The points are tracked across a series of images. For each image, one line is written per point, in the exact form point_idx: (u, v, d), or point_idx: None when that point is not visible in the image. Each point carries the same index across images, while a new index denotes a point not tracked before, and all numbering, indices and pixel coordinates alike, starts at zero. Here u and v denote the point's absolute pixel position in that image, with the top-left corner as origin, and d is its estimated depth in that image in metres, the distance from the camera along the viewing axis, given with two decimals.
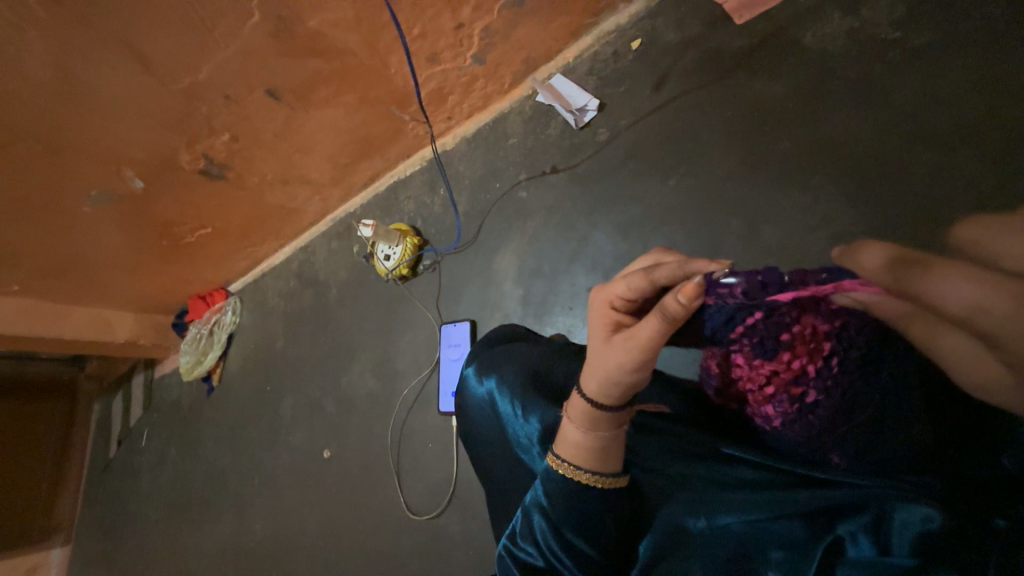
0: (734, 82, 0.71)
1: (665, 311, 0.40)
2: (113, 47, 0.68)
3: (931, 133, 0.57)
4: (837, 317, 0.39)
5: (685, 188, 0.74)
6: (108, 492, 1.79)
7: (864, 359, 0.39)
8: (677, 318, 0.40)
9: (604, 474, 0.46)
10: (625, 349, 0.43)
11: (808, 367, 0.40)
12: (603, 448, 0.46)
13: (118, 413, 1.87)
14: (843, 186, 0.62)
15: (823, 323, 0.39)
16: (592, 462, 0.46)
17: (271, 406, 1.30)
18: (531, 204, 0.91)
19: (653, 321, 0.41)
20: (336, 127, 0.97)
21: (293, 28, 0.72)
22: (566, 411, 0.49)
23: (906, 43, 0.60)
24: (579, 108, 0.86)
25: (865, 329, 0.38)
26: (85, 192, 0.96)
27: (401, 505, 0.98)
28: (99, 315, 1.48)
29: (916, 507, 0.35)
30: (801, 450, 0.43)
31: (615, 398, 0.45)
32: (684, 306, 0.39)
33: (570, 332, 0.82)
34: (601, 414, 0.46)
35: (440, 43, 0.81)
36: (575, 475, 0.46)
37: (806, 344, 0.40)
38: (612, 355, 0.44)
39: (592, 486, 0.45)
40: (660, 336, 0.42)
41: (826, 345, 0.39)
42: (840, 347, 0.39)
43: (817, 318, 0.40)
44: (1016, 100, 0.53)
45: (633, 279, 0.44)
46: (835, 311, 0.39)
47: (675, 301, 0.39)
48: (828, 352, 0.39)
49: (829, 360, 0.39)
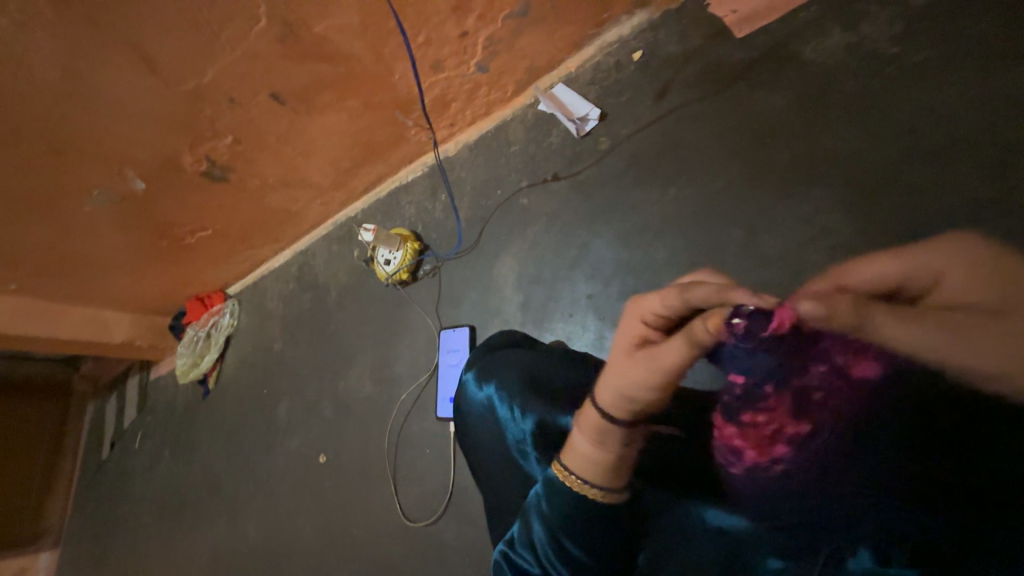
0: (734, 94, 0.72)
1: (691, 335, 0.41)
2: (120, 48, 0.69)
3: (930, 148, 0.58)
4: (806, 419, 0.40)
5: (685, 198, 0.75)
6: (99, 494, 1.77)
7: (829, 462, 0.39)
8: (703, 346, 0.41)
9: (611, 489, 0.45)
10: (646, 367, 0.44)
11: (756, 457, 0.42)
12: (613, 464, 0.45)
13: (112, 414, 1.86)
14: (841, 199, 0.62)
15: (791, 423, 0.41)
16: (597, 477, 0.46)
17: (268, 409, 1.29)
18: (532, 211, 0.92)
19: (679, 344, 0.42)
20: (339, 132, 0.97)
21: (299, 33, 0.73)
22: (576, 421, 0.49)
23: (903, 59, 0.61)
24: (580, 117, 0.87)
25: (842, 432, 0.39)
26: (87, 192, 0.96)
27: (396, 512, 0.97)
28: (96, 315, 1.47)
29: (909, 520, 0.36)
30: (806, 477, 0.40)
31: (626, 414, 0.45)
32: (711, 335, 0.41)
33: (569, 339, 0.82)
34: (611, 428, 0.46)
35: (444, 50, 0.82)
36: (580, 488, 0.45)
37: (761, 435, 0.42)
38: (631, 368, 0.45)
39: (596, 500, 0.45)
40: (682, 361, 0.43)
41: (779, 446, 0.41)
42: (797, 449, 0.41)
43: (788, 408, 0.41)
44: (1013, 118, 0.54)
45: (667, 294, 0.45)
46: (811, 398, 0.40)
47: (703, 328, 0.41)
48: (779, 452, 0.41)
49: (794, 443, 0.41)
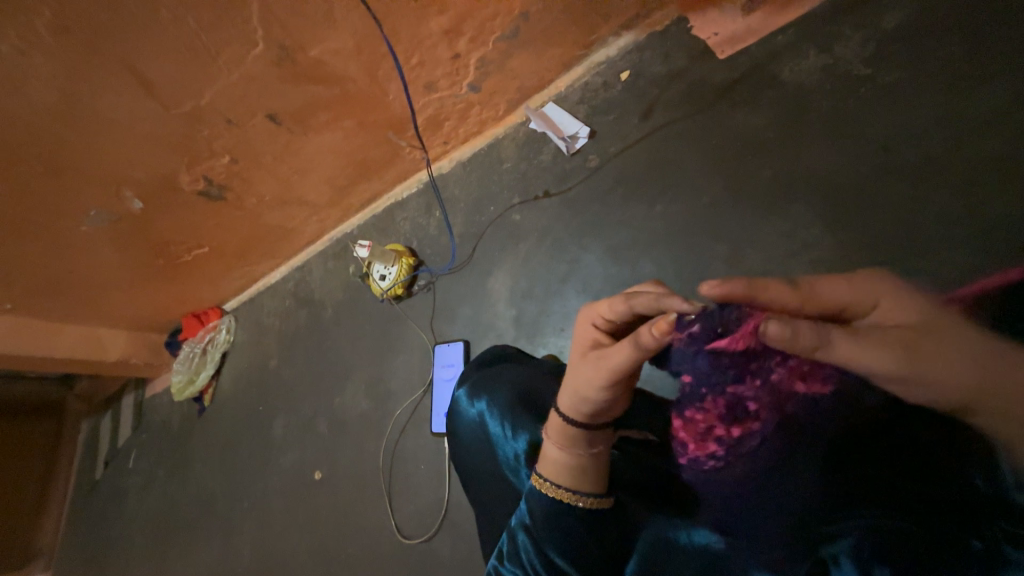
0: (717, 113, 0.74)
1: (638, 340, 0.41)
2: (119, 72, 0.71)
3: (904, 163, 0.60)
4: (746, 421, 0.41)
5: (672, 213, 0.76)
6: (93, 515, 1.74)
7: (771, 457, 0.41)
8: (650, 350, 0.41)
9: (585, 494, 0.46)
10: (597, 370, 0.45)
11: (693, 447, 0.45)
12: (581, 469, 0.47)
13: (107, 433, 1.84)
14: (821, 214, 0.64)
15: (725, 427, 0.42)
16: (570, 481, 0.47)
17: (264, 427, 1.29)
18: (525, 226, 0.93)
19: (626, 347, 0.42)
20: (334, 150, 0.99)
21: (295, 57, 0.75)
22: (545, 428, 0.50)
23: (877, 78, 0.63)
24: (570, 135, 0.89)
25: (784, 429, 0.41)
26: (85, 212, 0.98)
27: (391, 529, 0.96)
28: (92, 333, 1.47)
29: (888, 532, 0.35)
30: (768, 488, 0.41)
31: (585, 416, 0.47)
32: (657, 340, 0.40)
33: (561, 353, 0.83)
34: (574, 432, 0.47)
35: (437, 72, 0.84)
36: (556, 493, 0.47)
37: (697, 432, 0.44)
38: (583, 371, 0.46)
39: (573, 505, 0.46)
40: (630, 363, 0.43)
41: (712, 444, 0.43)
42: (733, 448, 0.42)
43: (724, 412, 0.42)
44: (974, 137, 0.56)
45: (614, 301, 0.46)
46: (751, 405, 0.41)
47: (649, 334, 0.40)
48: (711, 450, 0.44)
49: (727, 444, 0.43)
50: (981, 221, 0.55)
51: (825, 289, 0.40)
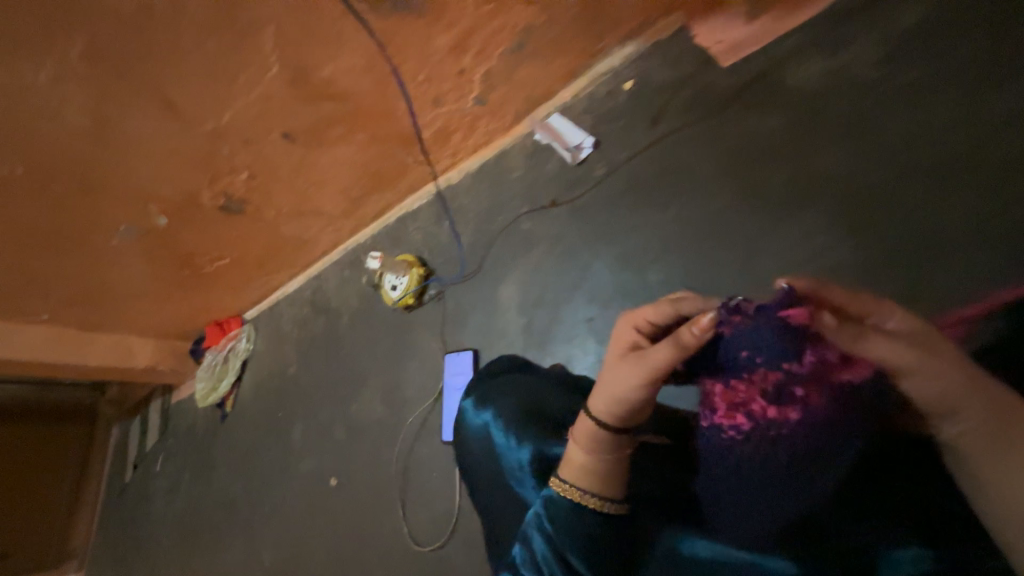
0: (723, 121, 0.75)
1: (678, 340, 0.42)
2: (145, 96, 0.74)
3: (914, 171, 0.59)
4: (790, 406, 0.41)
5: (679, 222, 0.76)
6: (122, 517, 1.81)
7: (801, 449, 0.40)
8: (689, 350, 0.42)
9: (609, 499, 0.47)
10: (636, 371, 0.45)
11: (726, 420, 0.43)
12: (608, 474, 0.47)
13: (135, 437, 1.91)
14: (830, 222, 0.64)
15: (769, 405, 0.41)
16: (596, 486, 0.47)
17: (283, 432, 1.32)
18: (533, 235, 0.94)
19: (666, 348, 0.43)
20: (348, 164, 1.02)
21: (309, 77, 0.78)
22: (571, 432, 0.50)
23: (885, 86, 0.63)
24: (576, 146, 0.90)
25: (823, 427, 0.40)
26: (115, 227, 1.03)
27: (405, 535, 0.98)
28: (122, 341, 1.53)
29: (906, 549, 0.38)
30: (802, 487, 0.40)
31: (617, 420, 0.47)
32: (696, 337, 0.41)
33: (570, 362, 0.84)
34: (603, 436, 0.47)
35: (445, 86, 0.86)
36: (582, 498, 0.47)
37: (736, 405, 0.42)
38: (620, 372, 0.46)
39: (599, 510, 0.46)
40: (669, 365, 0.43)
41: (746, 421, 0.42)
42: (770, 428, 0.41)
43: (772, 393, 0.41)
44: (985, 144, 0.56)
45: (662, 305, 0.47)
46: (797, 392, 0.40)
47: (689, 333, 0.42)
48: (744, 428, 0.42)
49: (761, 424, 0.41)
50: (999, 229, 0.54)
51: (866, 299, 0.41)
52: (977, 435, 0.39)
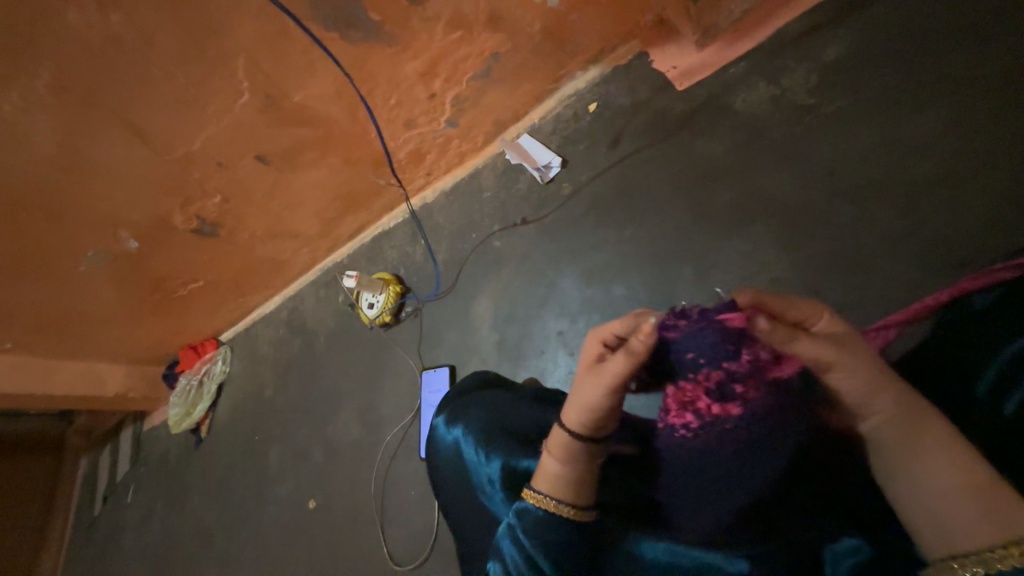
0: (679, 141, 0.79)
1: (628, 348, 0.44)
2: (114, 124, 0.75)
3: (847, 188, 0.64)
4: (734, 403, 0.43)
5: (641, 237, 0.80)
6: (90, 553, 1.73)
7: (747, 445, 0.42)
8: (638, 356, 0.44)
9: (582, 506, 0.48)
10: (597, 381, 0.47)
11: (680, 418, 0.45)
12: (580, 482, 0.49)
13: (105, 468, 1.84)
14: (777, 235, 0.68)
15: (714, 402, 0.43)
16: (570, 494, 0.49)
17: (259, 456, 1.30)
18: (505, 252, 0.96)
19: (619, 357, 0.45)
20: (322, 185, 1.03)
21: (280, 103, 0.80)
22: (545, 444, 0.51)
23: (820, 108, 0.68)
24: (544, 165, 0.93)
25: (763, 422, 0.42)
26: (83, 253, 1.01)
27: (384, 555, 0.97)
28: (91, 368, 1.49)
29: (843, 540, 0.42)
30: (748, 482, 0.42)
31: (587, 429, 0.48)
32: (644, 344, 0.43)
33: (543, 376, 0.86)
34: (576, 446, 0.48)
35: (415, 110, 0.89)
36: (556, 508, 0.48)
37: (687, 405, 0.44)
38: (585, 384, 0.48)
39: (573, 518, 0.48)
40: (624, 373, 0.45)
41: (697, 418, 0.44)
42: (719, 425, 0.43)
43: (716, 391, 0.43)
44: (905, 165, 0.61)
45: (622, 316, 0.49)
46: (739, 389, 0.42)
47: (637, 341, 0.44)
48: (695, 425, 0.44)
49: (709, 421, 0.43)
50: (919, 242, 0.59)
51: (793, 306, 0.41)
52: (893, 429, 0.40)
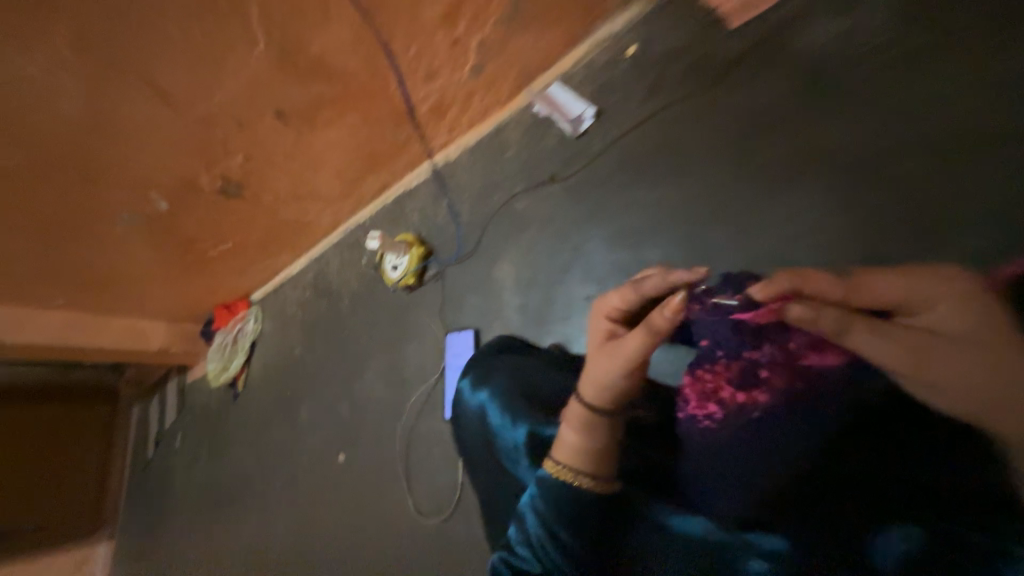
0: (725, 88, 0.71)
1: (652, 324, 0.46)
2: (134, 83, 0.73)
3: (920, 139, 0.57)
4: (756, 391, 0.46)
5: (675, 197, 0.74)
6: (146, 490, 1.90)
7: (772, 431, 0.44)
8: (662, 331, 0.46)
9: (599, 477, 0.48)
10: (615, 357, 0.48)
11: (707, 407, 0.48)
12: (598, 453, 0.49)
13: (155, 415, 1.99)
14: (831, 193, 0.61)
15: (735, 392, 0.47)
16: (587, 466, 0.49)
17: (291, 411, 1.36)
18: (529, 214, 0.93)
19: (642, 333, 0.47)
20: (342, 144, 1.00)
21: (297, 56, 0.76)
22: (562, 415, 0.52)
23: (895, 47, 0.59)
24: (575, 117, 0.87)
25: (784, 409, 0.44)
26: (117, 214, 1.03)
27: (409, 508, 1.02)
28: (135, 325, 1.57)
29: (896, 531, 0.38)
30: (772, 465, 0.43)
31: (608, 402, 0.49)
32: (670, 319, 0.45)
33: (568, 341, 0.83)
34: (594, 418, 0.49)
35: (437, 61, 0.83)
36: (572, 479, 0.48)
37: (709, 394, 0.49)
38: (603, 359, 0.49)
39: (590, 490, 0.48)
40: (647, 348, 0.47)
41: (717, 407, 0.48)
42: (740, 412, 0.46)
43: (736, 378, 0.48)
44: (996, 109, 0.53)
45: (624, 293, 0.51)
46: (759, 377, 0.46)
47: (662, 317, 0.46)
48: (718, 413, 0.48)
49: (730, 408, 0.47)
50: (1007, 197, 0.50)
51: (874, 285, 0.42)
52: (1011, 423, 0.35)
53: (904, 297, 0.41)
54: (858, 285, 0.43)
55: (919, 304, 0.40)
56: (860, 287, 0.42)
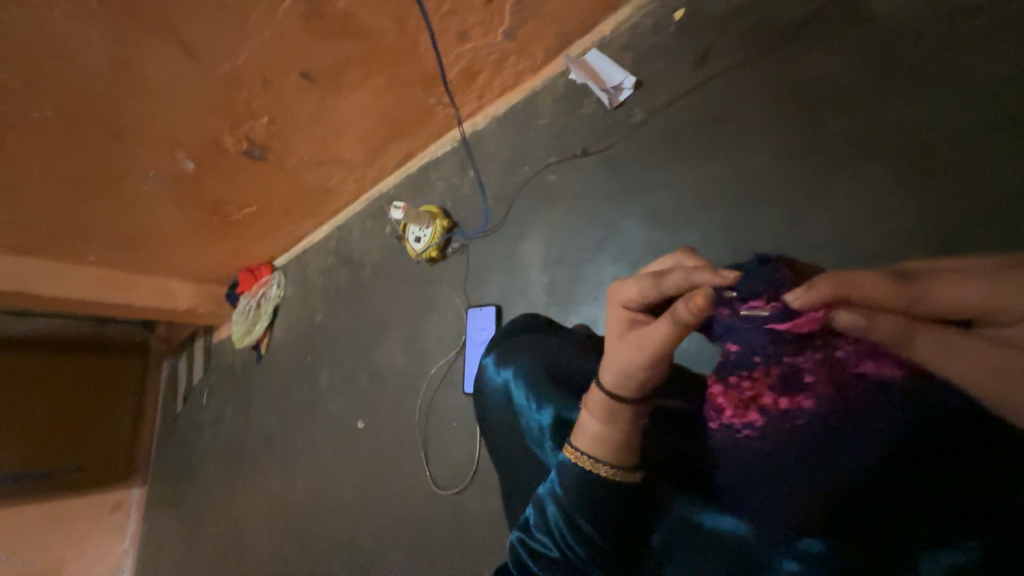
0: (783, 58, 0.65)
1: (675, 315, 0.41)
2: (158, 35, 0.71)
3: (1002, 119, 0.51)
4: (799, 396, 0.42)
5: (720, 176, 0.70)
6: (176, 443, 1.99)
7: (820, 439, 0.40)
8: (687, 323, 0.41)
9: (621, 467, 0.46)
10: (636, 347, 0.44)
11: (743, 414, 0.44)
12: (621, 442, 0.47)
13: (184, 372, 2.06)
14: (893, 177, 0.57)
15: (775, 398, 0.43)
16: (610, 455, 0.47)
17: (312, 376, 1.38)
18: (559, 188, 0.89)
19: (665, 324, 0.42)
20: (368, 108, 0.97)
21: (323, 9, 0.72)
22: (584, 402, 0.50)
23: (985, 13, 0.53)
24: (614, 87, 0.81)
25: (833, 416, 0.40)
26: (144, 173, 1.03)
27: (427, 478, 1.03)
28: (164, 284, 1.61)
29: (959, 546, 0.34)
30: (818, 472, 0.39)
31: (634, 391, 0.46)
32: (695, 313, 0.40)
33: (594, 323, 0.81)
34: (617, 407, 0.46)
35: (469, 20, 0.78)
36: (593, 467, 0.46)
37: (745, 399, 0.44)
38: (624, 349, 0.45)
39: (612, 479, 0.46)
40: (670, 340, 0.43)
41: (756, 414, 0.43)
42: (781, 420, 0.42)
43: (775, 385, 0.43)
44: None
45: (644, 282, 0.45)
46: (803, 383, 0.42)
47: (686, 309, 0.40)
48: (756, 421, 0.43)
49: (770, 415, 0.43)
50: None
51: (949, 286, 0.36)
52: None
53: (980, 296, 0.35)
54: (925, 286, 0.36)
55: (1000, 307, 0.35)
56: (931, 286, 0.36)
